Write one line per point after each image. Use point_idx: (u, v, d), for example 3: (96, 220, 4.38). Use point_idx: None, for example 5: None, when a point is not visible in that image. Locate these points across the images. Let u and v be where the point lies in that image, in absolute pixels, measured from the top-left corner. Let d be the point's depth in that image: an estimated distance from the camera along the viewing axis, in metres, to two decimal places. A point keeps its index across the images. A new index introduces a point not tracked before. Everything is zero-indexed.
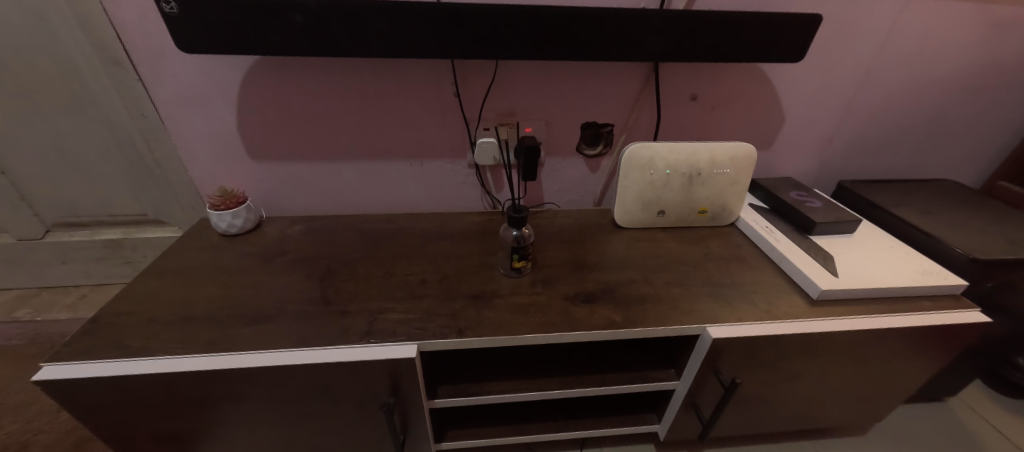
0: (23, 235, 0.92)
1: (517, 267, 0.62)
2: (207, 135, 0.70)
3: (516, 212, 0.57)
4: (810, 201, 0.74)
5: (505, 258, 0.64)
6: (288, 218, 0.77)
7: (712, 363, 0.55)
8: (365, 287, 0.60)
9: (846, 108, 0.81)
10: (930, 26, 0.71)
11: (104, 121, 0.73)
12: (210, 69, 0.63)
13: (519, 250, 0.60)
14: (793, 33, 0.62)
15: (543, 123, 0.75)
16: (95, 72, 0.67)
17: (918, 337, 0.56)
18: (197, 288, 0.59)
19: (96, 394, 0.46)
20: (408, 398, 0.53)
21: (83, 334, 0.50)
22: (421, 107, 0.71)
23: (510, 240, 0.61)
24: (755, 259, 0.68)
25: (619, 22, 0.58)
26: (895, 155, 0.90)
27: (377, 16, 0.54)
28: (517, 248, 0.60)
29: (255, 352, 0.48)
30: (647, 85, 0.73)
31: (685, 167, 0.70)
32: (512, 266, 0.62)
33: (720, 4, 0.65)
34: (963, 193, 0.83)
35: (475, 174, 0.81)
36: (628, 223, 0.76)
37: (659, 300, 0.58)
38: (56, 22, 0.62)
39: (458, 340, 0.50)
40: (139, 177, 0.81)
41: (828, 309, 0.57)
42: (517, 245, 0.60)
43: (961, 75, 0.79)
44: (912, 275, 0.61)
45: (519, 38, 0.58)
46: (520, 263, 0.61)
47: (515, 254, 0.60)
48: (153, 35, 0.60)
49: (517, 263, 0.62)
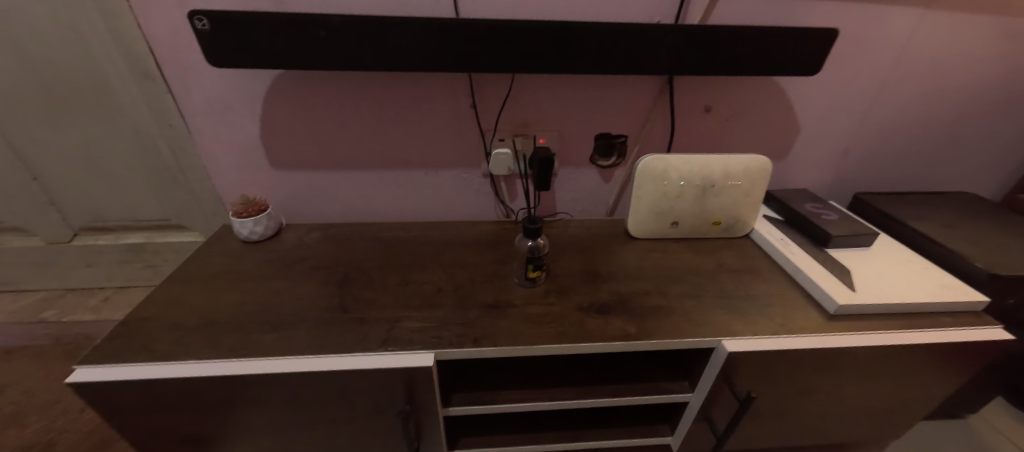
0: (52, 239, 0.95)
1: (532, 277, 0.63)
2: (230, 144, 0.72)
3: (530, 225, 0.58)
4: (826, 214, 0.74)
5: (520, 267, 0.65)
6: (306, 225, 0.79)
7: (726, 376, 0.55)
8: (381, 295, 0.61)
9: (862, 120, 0.80)
10: (948, 38, 0.71)
11: (133, 131, 0.76)
12: (236, 81, 0.65)
13: (533, 261, 0.61)
14: (809, 46, 0.62)
15: (556, 134, 0.76)
16: (126, 83, 0.70)
17: (938, 353, 0.56)
18: (219, 294, 0.60)
19: (124, 396, 0.47)
20: (423, 405, 0.54)
21: (112, 338, 0.51)
22: (438, 118, 0.73)
23: (524, 251, 0.61)
24: (770, 272, 0.68)
25: (633, 36, 0.59)
26: (912, 167, 0.89)
27: (398, 30, 0.55)
28: (530, 259, 0.61)
29: (277, 358, 0.49)
30: (661, 96, 0.73)
31: (699, 178, 0.70)
32: (526, 276, 0.63)
33: (734, 18, 0.65)
34: (982, 206, 0.82)
35: (489, 183, 0.82)
36: (641, 233, 0.76)
37: (673, 312, 0.58)
38: (92, 37, 0.65)
39: (474, 349, 0.51)
40: (164, 183, 0.83)
41: (845, 324, 0.56)
42: (531, 256, 0.61)
43: (979, 87, 0.78)
44: (931, 290, 0.60)
45: (534, 51, 0.59)
46: (535, 273, 0.62)
47: (530, 264, 0.61)
48: (183, 48, 0.62)
49: (532, 273, 0.62)
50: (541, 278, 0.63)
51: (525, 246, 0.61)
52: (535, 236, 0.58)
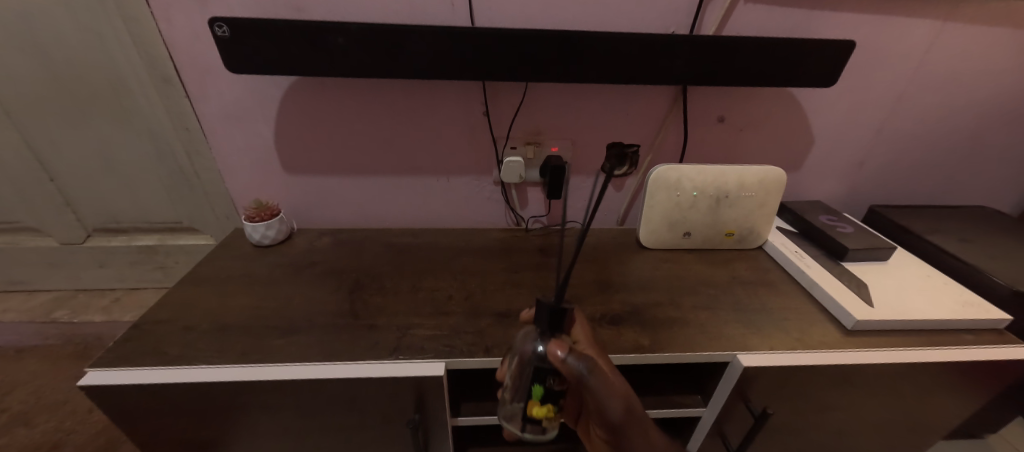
0: (66, 239, 0.96)
1: (537, 418, 0.38)
2: (246, 148, 0.73)
3: (558, 310, 0.36)
4: (841, 226, 0.73)
5: (515, 392, 0.40)
6: (317, 230, 0.79)
7: (741, 391, 0.53)
8: (392, 301, 0.61)
9: (877, 133, 0.80)
10: (966, 50, 0.70)
11: (149, 133, 0.77)
12: (254, 87, 0.66)
13: (552, 374, 0.37)
14: (825, 57, 0.62)
15: (568, 143, 0.76)
16: (145, 87, 0.71)
17: (960, 372, 0.54)
18: (231, 298, 0.60)
19: (134, 400, 0.47)
20: (432, 415, 0.53)
21: (125, 341, 0.51)
22: (451, 126, 0.73)
23: (529, 357, 0.38)
24: (785, 285, 0.67)
25: (647, 45, 0.59)
26: (928, 180, 0.88)
27: (415, 38, 0.56)
28: (547, 373, 0.37)
29: (288, 364, 0.49)
30: (674, 106, 0.73)
31: (712, 189, 0.70)
32: (529, 416, 0.38)
33: (750, 29, 0.65)
34: (1001, 221, 0.80)
35: (501, 190, 0.82)
36: (653, 243, 0.75)
37: (687, 324, 0.57)
38: (113, 40, 0.66)
39: (485, 359, 0.50)
40: (178, 186, 0.84)
41: (864, 340, 0.55)
42: (545, 368, 0.37)
43: (997, 101, 0.77)
44: (952, 307, 0.58)
45: (547, 59, 0.59)
46: (543, 412, 0.38)
47: (549, 379, 0.37)
48: (202, 54, 0.63)
49: (544, 414, 0.38)
50: (551, 423, 0.39)
51: (530, 349, 0.38)
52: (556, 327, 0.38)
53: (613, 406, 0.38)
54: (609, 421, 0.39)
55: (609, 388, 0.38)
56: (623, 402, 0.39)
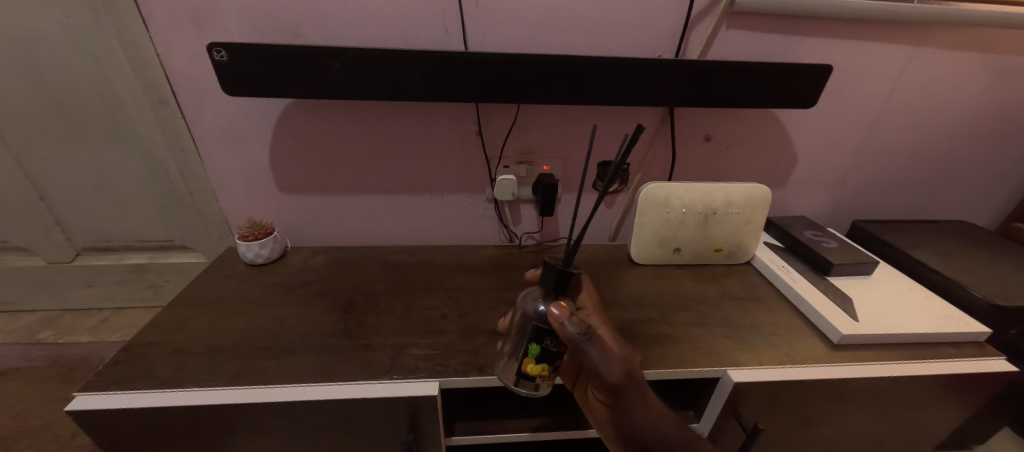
0: (53, 258, 0.95)
1: (530, 374, 0.44)
2: (240, 169, 0.74)
3: (564, 272, 0.42)
4: (826, 241, 0.75)
5: (517, 346, 0.46)
6: (311, 249, 0.79)
7: (733, 407, 0.54)
8: (386, 320, 0.61)
9: (857, 151, 0.83)
10: (937, 74, 0.74)
11: (143, 153, 0.77)
12: (250, 109, 0.67)
13: (548, 334, 0.42)
14: (804, 80, 0.65)
15: (560, 161, 0.78)
16: (141, 108, 0.71)
17: (944, 385, 0.55)
18: (224, 319, 0.60)
19: (124, 425, 0.46)
20: (426, 435, 0.53)
21: (114, 364, 0.51)
22: (445, 146, 0.74)
23: (531, 316, 0.44)
24: (772, 300, 0.68)
25: (635, 69, 0.61)
26: (908, 195, 0.91)
27: (410, 62, 0.57)
28: (545, 333, 0.42)
29: (280, 386, 0.48)
30: (662, 127, 0.75)
31: (701, 206, 0.72)
32: (525, 371, 0.44)
33: (732, 54, 0.68)
34: (979, 235, 0.83)
35: (494, 208, 0.83)
36: (644, 259, 0.76)
37: (678, 340, 0.58)
38: (110, 63, 0.67)
39: (479, 377, 0.51)
40: (171, 204, 0.84)
41: (850, 354, 0.56)
42: (543, 327, 0.42)
43: (970, 120, 0.80)
44: (934, 321, 0.60)
45: (540, 82, 0.61)
46: (537, 369, 0.43)
47: (547, 340, 0.43)
48: (200, 77, 0.64)
49: (537, 371, 0.44)
50: (542, 381, 0.45)
51: (534, 310, 0.44)
52: (560, 292, 0.43)
53: (610, 372, 0.41)
54: (608, 390, 0.42)
55: (607, 355, 0.41)
56: (619, 372, 0.42)
